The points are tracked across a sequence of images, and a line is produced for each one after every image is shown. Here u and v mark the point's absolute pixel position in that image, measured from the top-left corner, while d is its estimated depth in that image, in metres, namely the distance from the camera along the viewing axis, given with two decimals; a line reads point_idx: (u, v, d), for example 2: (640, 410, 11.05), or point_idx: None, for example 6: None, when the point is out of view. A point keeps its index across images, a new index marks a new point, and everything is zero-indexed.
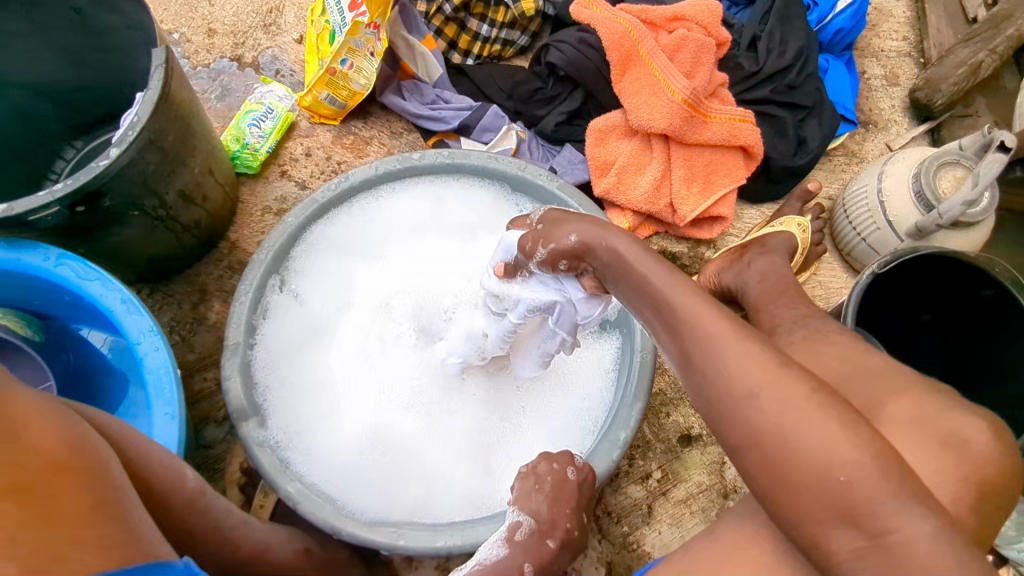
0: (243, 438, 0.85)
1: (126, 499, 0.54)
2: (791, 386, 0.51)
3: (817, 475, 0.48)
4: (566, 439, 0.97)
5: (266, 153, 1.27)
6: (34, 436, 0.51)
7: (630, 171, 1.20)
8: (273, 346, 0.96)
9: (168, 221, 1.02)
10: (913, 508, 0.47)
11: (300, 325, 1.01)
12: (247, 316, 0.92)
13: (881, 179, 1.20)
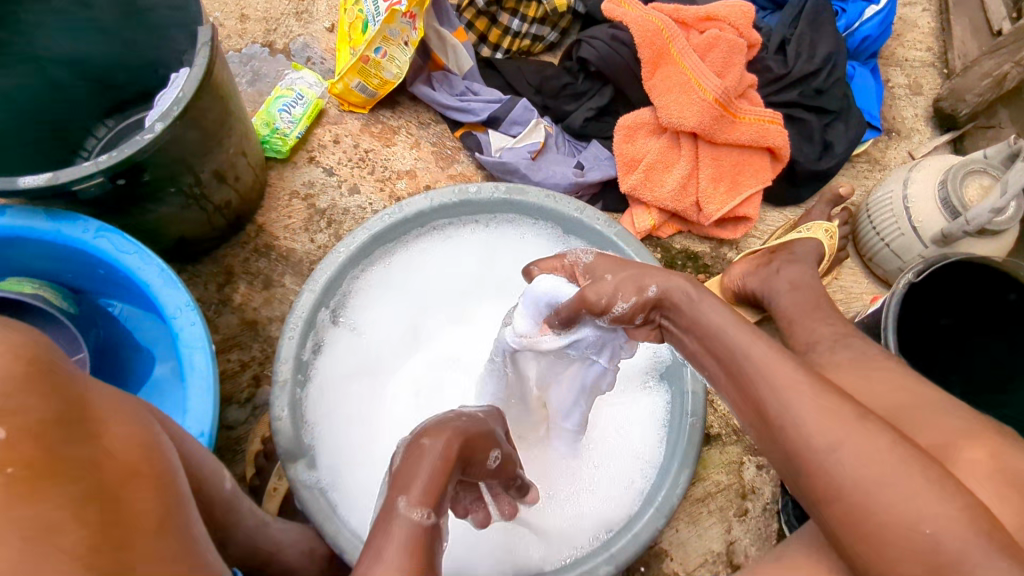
0: (292, 480, 0.84)
1: (187, 508, 0.56)
2: (872, 441, 0.56)
3: (903, 530, 0.53)
4: (612, 493, 0.97)
5: (296, 138, 1.27)
6: (111, 435, 0.53)
7: (657, 168, 1.20)
8: (323, 379, 0.97)
9: (202, 200, 1.03)
10: (997, 559, 0.51)
11: (349, 355, 1.00)
12: (296, 351, 0.91)
13: (907, 185, 1.21)
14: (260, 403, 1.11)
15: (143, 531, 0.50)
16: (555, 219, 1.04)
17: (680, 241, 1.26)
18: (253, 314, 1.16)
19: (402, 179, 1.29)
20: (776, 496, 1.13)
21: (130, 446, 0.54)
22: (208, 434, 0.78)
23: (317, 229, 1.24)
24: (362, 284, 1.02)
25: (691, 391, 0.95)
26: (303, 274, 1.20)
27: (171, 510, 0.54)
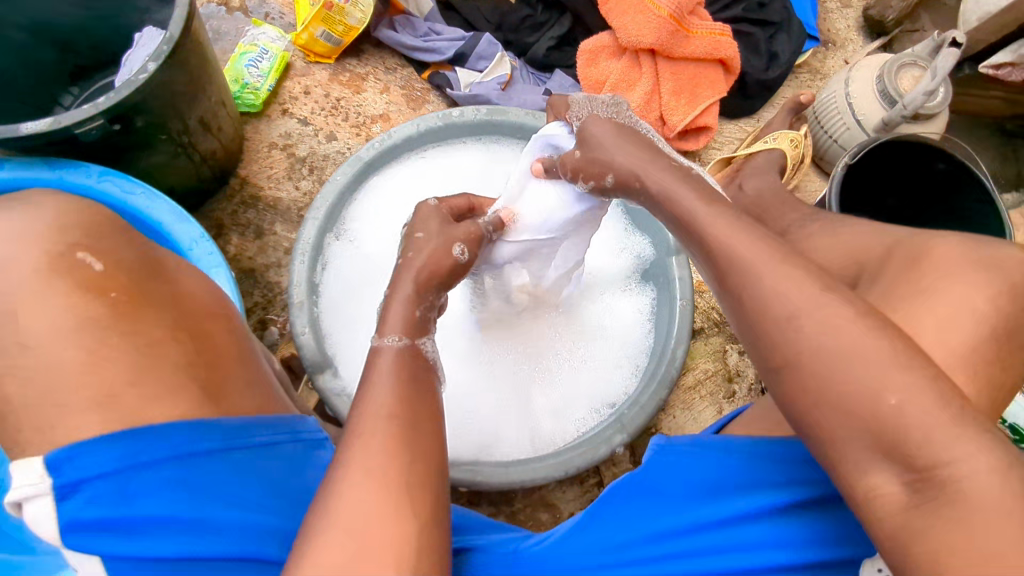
0: (320, 388, 0.93)
1: (257, 359, 0.75)
2: (837, 315, 0.51)
3: (862, 400, 0.48)
4: (608, 380, 1.06)
5: (267, 91, 1.29)
6: (193, 297, 0.71)
7: (621, 88, 1.27)
8: (337, 297, 1.06)
9: (191, 149, 1.05)
10: (970, 440, 0.46)
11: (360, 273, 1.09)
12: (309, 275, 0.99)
13: (848, 85, 1.31)
14: (269, 345, 1.15)
15: (223, 367, 0.68)
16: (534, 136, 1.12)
17: None
18: (250, 262, 1.20)
19: (377, 123, 1.33)
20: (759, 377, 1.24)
21: (203, 306, 0.71)
22: None
23: (301, 177, 1.26)
24: (363, 211, 1.11)
25: (679, 279, 1.04)
26: (293, 221, 1.23)
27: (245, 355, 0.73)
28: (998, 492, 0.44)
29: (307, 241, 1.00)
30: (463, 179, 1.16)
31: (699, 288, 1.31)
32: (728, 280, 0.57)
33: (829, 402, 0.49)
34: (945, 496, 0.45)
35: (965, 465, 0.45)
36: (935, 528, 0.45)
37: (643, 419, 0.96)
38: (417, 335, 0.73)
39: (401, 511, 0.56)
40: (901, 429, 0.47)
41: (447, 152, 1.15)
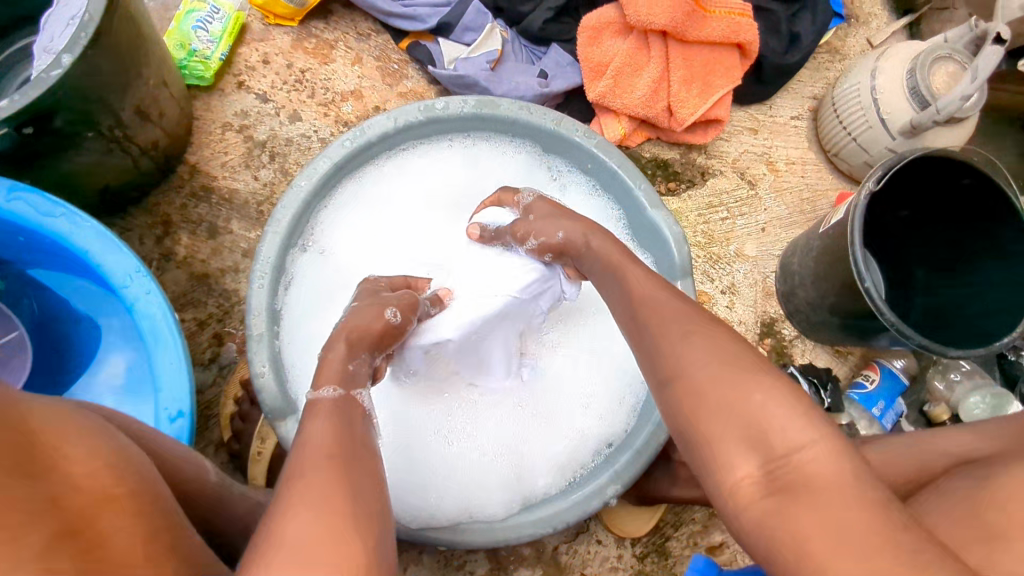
0: (282, 438, 0.83)
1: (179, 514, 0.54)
2: (720, 333, 0.56)
3: (733, 394, 0.51)
4: (604, 413, 0.98)
5: (220, 60, 1.11)
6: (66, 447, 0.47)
7: (626, 72, 1.13)
8: (302, 318, 0.95)
9: (126, 143, 0.89)
10: (821, 427, 0.48)
11: (328, 288, 0.99)
12: (270, 298, 0.88)
13: (874, 77, 1.19)
14: (227, 362, 1.04)
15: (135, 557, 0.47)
16: (530, 134, 1.03)
17: (649, 148, 1.26)
18: (203, 266, 1.06)
19: (347, 100, 1.16)
20: None
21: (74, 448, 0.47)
22: (188, 413, 0.71)
23: (260, 164, 1.11)
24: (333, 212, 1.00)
25: None
26: (251, 218, 1.09)
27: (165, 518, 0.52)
28: (843, 471, 0.46)
29: (267, 257, 0.89)
30: (442, 184, 1.06)
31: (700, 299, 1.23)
32: (649, 318, 0.62)
33: (709, 406, 0.51)
34: (801, 480, 0.46)
35: (813, 451, 0.47)
36: (790, 512, 0.45)
37: (642, 464, 0.88)
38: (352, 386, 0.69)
39: (345, 533, 0.48)
40: (764, 418, 0.49)
41: (430, 146, 1.04)
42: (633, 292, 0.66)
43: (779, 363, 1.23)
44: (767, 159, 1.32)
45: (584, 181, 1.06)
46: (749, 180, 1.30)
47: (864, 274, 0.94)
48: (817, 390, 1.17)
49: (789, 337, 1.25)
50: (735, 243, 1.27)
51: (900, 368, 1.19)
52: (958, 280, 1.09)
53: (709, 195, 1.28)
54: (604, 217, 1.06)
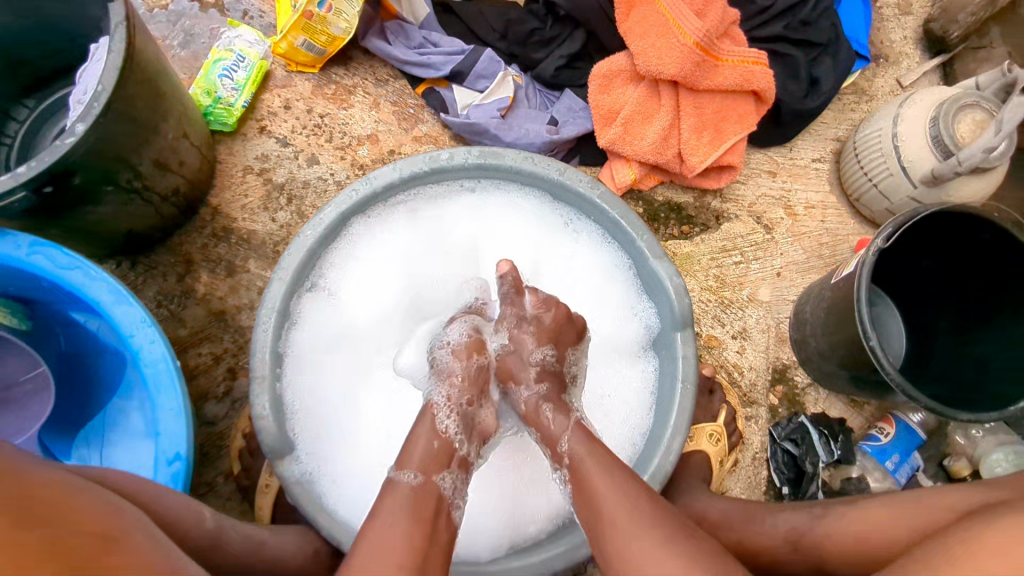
0: (281, 477, 0.86)
1: (175, 555, 0.54)
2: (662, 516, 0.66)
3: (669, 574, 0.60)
4: None
5: (242, 107, 1.16)
6: (69, 511, 0.49)
7: (636, 120, 1.14)
8: (309, 354, 0.97)
9: (146, 193, 0.96)
10: None
11: (335, 326, 1.00)
12: (271, 343, 0.89)
13: (896, 123, 1.15)
14: (239, 397, 1.08)
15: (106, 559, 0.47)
16: (538, 183, 1.01)
17: (662, 192, 1.25)
18: (221, 303, 1.10)
19: (363, 145, 1.19)
20: (764, 446, 1.17)
21: (80, 511, 0.50)
22: (184, 457, 0.77)
23: (277, 207, 1.15)
24: (334, 255, 0.99)
25: (682, 358, 0.93)
26: (268, 257, 1.13)
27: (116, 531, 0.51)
28: None
29: (272, 302, 0.90)
30: (452, 227, 1.06)
31: (708, 343, 1.20)
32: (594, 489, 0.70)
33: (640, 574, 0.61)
34: None
35: None
36: None
37: None
38: (433, 471, 0.73)
39: None
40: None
41: (442, 189, 1.03)
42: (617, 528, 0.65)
43: (789, 412, 1.19)
44: (785, 203, 1.29)
45: (594, 228, 1.04)
46: (767, 225, 1.27)
47: (870, 332, 0.94)
48: (827, 441, 1.13)
49: (801, 385, 1.20)
50: (749, 288, 1.24)
51: (918, 423, 1.15)
52: (972, 337, 1.05)
53: (723, 238, 1.25)
54: (609, 263, 1.04)
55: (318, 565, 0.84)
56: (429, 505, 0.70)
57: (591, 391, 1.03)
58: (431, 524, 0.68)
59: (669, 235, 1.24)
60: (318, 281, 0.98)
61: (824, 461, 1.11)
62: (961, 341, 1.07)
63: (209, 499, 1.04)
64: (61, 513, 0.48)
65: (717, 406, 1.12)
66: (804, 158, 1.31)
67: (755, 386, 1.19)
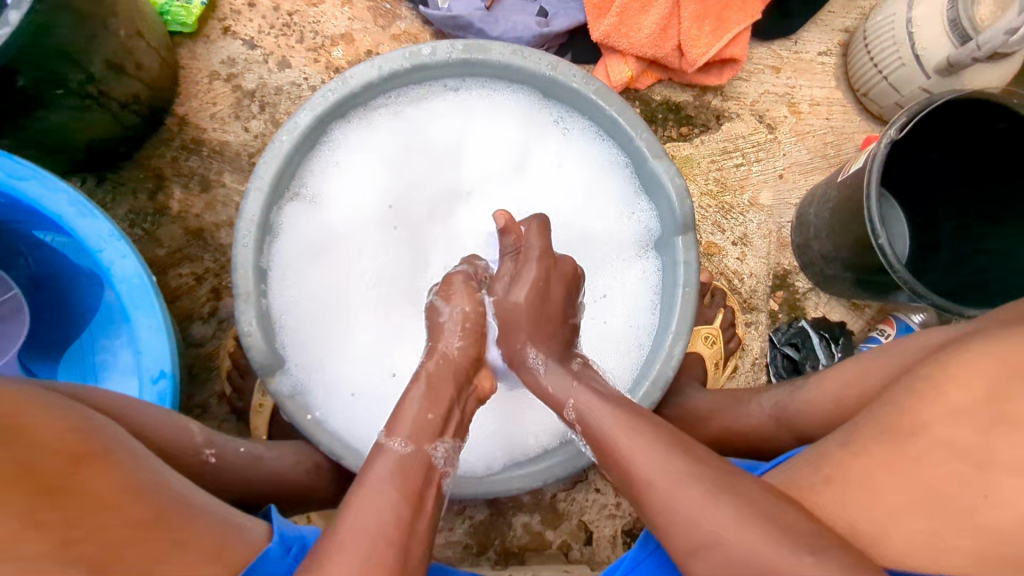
0: (273, 394, 0.83)
1: (149, 472, 0.53)
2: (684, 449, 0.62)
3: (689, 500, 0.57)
4: (603, 353, 0.96)
5: (201, 5, 1.07)
6: (36, 426, 0.47)
7: (632, 9, 1.06)
8: (295, 266, 0.92)
9: (102, 97, 0.89)
10: None
11: (320, 237, 0.94)
12: (253, 260, 0.84)
13: (911, 7, 1.07)
14: (226, 317, 1.03)
15: (75, 477, 0.46)
16: (528, 78, 0.93)
17: (659, 91, 1.18)
18: (197, 221, 1.04)
19: (337, 45, 1.10)
20: (764, 351, 1.15)
21: (54, 425, 0.48)
22: (169, 374, 0.72)
23: (249, 115, 1.07)
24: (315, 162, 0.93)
25: (683, 262, 0.90)
26: (244, 170, 1.06)
27: (88, 446, 0.49)
28: None
29: (251, 215, 0.84)
30: (439, 128, 0.99)
31: (708, 250, 1.17)
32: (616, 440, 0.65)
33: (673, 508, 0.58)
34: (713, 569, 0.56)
35: None
36: None
37: None
38: (426, 440, 0.67)
39: None
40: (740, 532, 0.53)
41: (424, 89, 0.96)
42: (636, 465, 0.61)
43: (790, 317, 1.17)
44: (789, 100, 1.22)
45: (586, 125, 0.98)
46: (769, 124, 1.21)
47: (879, 230, 0.90)
48: (827, 344, 1.12)
49: (802, 290, 1.17)
50: (749, 192, 1.19)
51: (919, 323, 1.12)
52: (979, 233, 1.02)
53: (723, 139, 1.19)
54: (603, 162, 0.99)
55: (317, 479, 0.83)
56: (418, 470, 0.64)
57: (592, 293, 1.00)
58: (420, 497, 0.62)
59: (667, 137, 1.17)
60: (300, 189, 0.92)
61: (824, 363, 1.10)
62: (968, 237, 1.03)
63: (203, 421, 1.01)
64: (24, 427, 0.46)
65: (712, 310, 1.10)
66: (810, 51, 1.23)
67: (755, 292, 1.17)
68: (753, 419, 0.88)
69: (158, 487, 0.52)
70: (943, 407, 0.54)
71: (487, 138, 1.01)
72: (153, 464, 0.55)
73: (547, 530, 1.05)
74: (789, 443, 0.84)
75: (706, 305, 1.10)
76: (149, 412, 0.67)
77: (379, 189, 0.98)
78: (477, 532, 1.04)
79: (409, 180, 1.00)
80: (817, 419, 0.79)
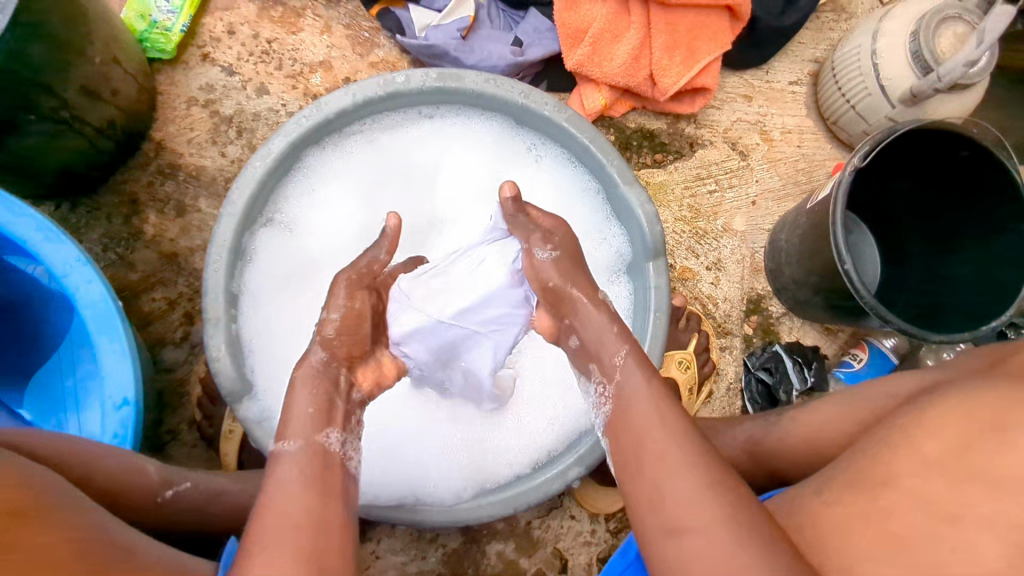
0: (242, 420, 0.82)
1: (91, 525, 0.52)
2: None
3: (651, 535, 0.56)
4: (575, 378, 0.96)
5: (181, 32, 1.08)
6: None
7: (605, 39, 1.08)
8: (267, 291, 0.92)
9: (76, 123, 0.89)
10: None
11: (293, 262, 0.95)
12: (224, 285, 0.84)
13: (875, 39, 1.10)
14: (198, 342, 1.02)
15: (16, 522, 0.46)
16: (500, 105, 0.95)
17: (634, 118, 1.20)
18: (172, 245, 1.04)
19: (316, 72, 1.12)
20: (739, 376, 1.16)
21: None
22: (132, 401, 0.71)
23: (227, 140, 1.08)
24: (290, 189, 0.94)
25: (655, 287, 0.91)
26: (219, 195, 1.06)
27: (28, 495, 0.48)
28: None
29: (223, 240, 0.84)
30: (414, 154, 1.00)
31: (683, 275, 1.18)
32: None
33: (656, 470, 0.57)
34: None
35: None
36: None
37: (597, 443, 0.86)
38: (317, 429, 0.62)
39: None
40: None
41: (399, 117, 0.97)
42: None
43: (764, 341, 1.17)
44: (761, 128, 1.24)
45: (560, 152, 0.99)
46: (742, 151, 1.23)
47: (844, 256, 0.92)
48: (801, 369, 1.12)
49: (776, 315, 1.18)
50: (723, 218, 1.20)
51: (890, 348, 1.13)
52: (946, 259, 1.03)
53: (697, 166, 1.21)
54: (577, 188, 1.00)
55: None
56: (322, 469, 0.60)
57: None
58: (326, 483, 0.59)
59: (641, 163, 1.19)
60: (274, 215, 0.93)
61: (798, 388, 1.10)
62: (936, 263, 1.05)
63: (172, 448, 0.99)
64: None
65: (687, 335, 1.10)
66: (782, 81, 1.26)
67: (729, 316, 1.17)
68: (725, 446, 0.87)
69: (100, 539, 0.51)
70: (917, 458, 0.51)
71: (462, 165, 1.02)
72: (98, 516, 0.54)
73: (522, 558, 1.04)
74: (761, 469, 0.84)
75: (680, 329, 1.10)
76: (103, 449, 0.66)
77: (354, 214, 0.99)
78: (451, 560, 1.03)
79: (384, 205, 1.00)
80: (787, 446, 0.79)
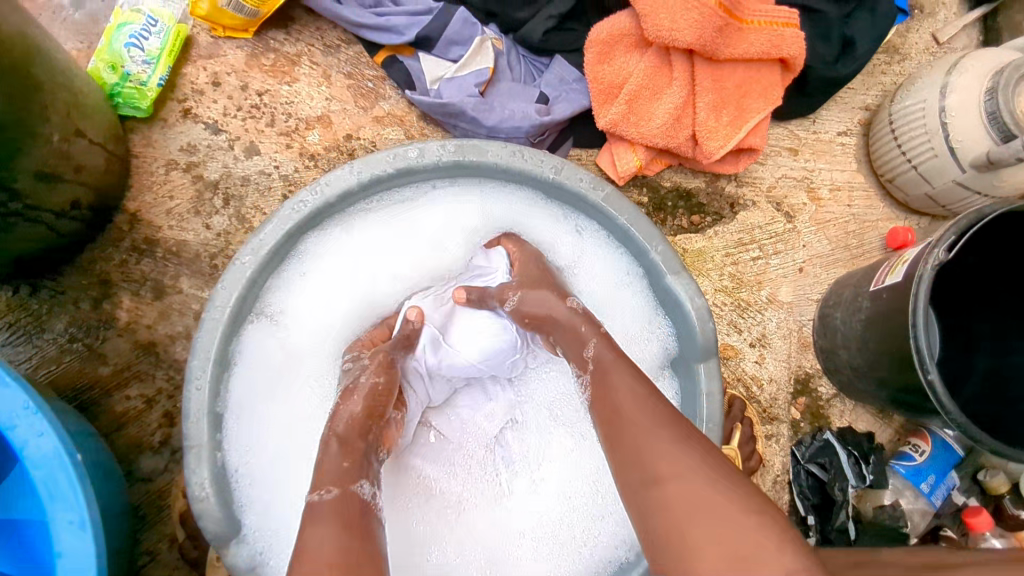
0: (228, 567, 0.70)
1: None
2: None
3: None
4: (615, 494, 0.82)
5: (158, 86, 0.94)
6: None
7: (643, 96, 0.96)
8: (259, 401, 0.79)
9: (31, 211, 0.76)
10: None
11: (287, 365, 0.82)
12: (207, 406, 0.71)
13: (944, 95, 0.98)
14: (179, 446, 0.89)
15: None
16: (528, 181, 0.82)
17: (669, 177, 1.07)
18: (149, 333, 0.91)
19: (313, 129, 0.99)
20: (787, 467, 1.04)
21: None
22: None
23: (211, 210, 0.95)
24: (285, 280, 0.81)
25: (707, 395, 0.78)
26: (204, 274, 0.93)
27: None
28: None
29: (206, 351, 0.72)
30: (428, 232, 0.87)
31: (724, 353, 1.06)
32: None
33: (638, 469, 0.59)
34: None
35: None
36: None
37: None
38: (349, 481, 0.63)
39: None
40: None
41: (411, 192, 0.84)
42: None
43: (813, 427, 1.06)
44: (808, 186, 1.12)
45: (595, 231, 0.86)
46: (787, 212, 1.11)
47: (929, 365, 0.79)
48: (856, 463, 1.01)
49: (825, 397, 1.07)
50: (767, 288, 1.08)
51: (953, 438, 1.02)
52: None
53: (739, 230, 1.09)
54: (616, 271, 0.87)
55: None
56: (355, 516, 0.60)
57: None
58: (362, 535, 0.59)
59: (677, 228, 1.07)
60: (266, 310, 0.80)
61: (854, 485, 0.99)
62: (1010, 352, 0.93)
63: (151, 571, 0.87)
64: None
65: (731, 428, 0.98)
66: (830, 132, 1.14)
67: (775, 400, 1.06)
68: None
69: None
70: None
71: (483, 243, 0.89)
72: None
73: None
74: None
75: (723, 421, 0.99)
76: None
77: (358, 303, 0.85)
78: None
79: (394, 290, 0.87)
80: None
